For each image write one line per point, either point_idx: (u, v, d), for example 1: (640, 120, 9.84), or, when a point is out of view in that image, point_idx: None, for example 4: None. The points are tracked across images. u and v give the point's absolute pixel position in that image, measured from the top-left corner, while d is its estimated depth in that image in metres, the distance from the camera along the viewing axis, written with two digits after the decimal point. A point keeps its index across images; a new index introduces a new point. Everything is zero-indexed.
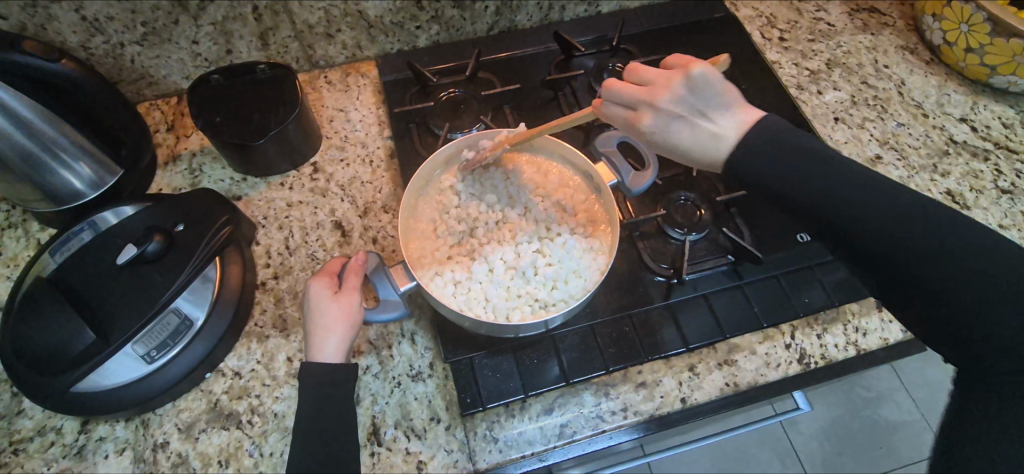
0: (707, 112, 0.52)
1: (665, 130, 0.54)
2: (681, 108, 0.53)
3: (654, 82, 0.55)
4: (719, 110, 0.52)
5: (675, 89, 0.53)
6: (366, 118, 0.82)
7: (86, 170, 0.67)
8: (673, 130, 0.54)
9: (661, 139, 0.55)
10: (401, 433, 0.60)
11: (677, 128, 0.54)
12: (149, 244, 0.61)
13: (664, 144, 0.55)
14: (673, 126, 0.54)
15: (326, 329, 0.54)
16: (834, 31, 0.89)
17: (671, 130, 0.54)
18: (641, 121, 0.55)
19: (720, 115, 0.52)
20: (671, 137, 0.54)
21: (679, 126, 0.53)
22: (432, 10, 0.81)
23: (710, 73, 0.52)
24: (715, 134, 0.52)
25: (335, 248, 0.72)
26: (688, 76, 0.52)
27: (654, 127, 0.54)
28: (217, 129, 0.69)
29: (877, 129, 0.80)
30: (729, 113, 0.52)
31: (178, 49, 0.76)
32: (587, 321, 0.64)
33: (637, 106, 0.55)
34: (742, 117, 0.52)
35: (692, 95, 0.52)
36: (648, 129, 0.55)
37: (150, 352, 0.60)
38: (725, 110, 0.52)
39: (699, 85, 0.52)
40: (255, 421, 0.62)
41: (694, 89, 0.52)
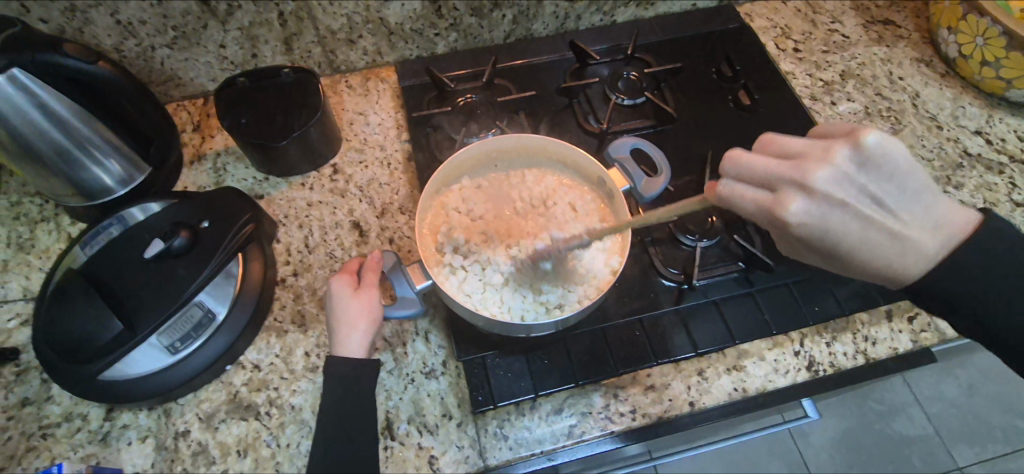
0: (881, 199, 0.48)
1: (834, 217, 0.48)
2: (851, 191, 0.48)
3: (800, 155, 0.49)
4: (901, 202, 0.49)
5: (840, 166, 0.47)
6: (385, 122, 0.84)
7: (117, 168, 0.70)
8: (836, 218, 0.48)
9: (825, 229, 0.48)
10: (414, 428, 0.61)
11: (839, 216, 0.48)
12: (176, 239, 0.63)
13: (825, 234, 0.49)
14: (833, 214, 0.48)
15: (349, 325, 0.56)
16: (848, 43, 0.90)
17: (836, 218, 0.48)
18: (792, 205, 0.47)
19: (897, 202, 0.49)
20: (834, 227, 0.49)
21: (840, 213, 0.48)
22: (450, 18, 0.83)
23: (885, 145, 0.47)
24: (894, 232, 0.49)
25: (353, 247, 0.74)
26: (858, 150, 0.47)
27: (818, 213, 0.48)
28: (243, 130, 0.72)
29: None
30: (907, 197, 0.49)
31: (206, 52, 0.79)
32: (598, 324, 0.65)
33: (780, 185, 0.49)
34: (920, 208, 0.50)
35: (860, 175, 0.48)
36: (802, 216, 0.48)
37: (174, 344, 0.63)
38: (902, 196, 0.49)
39: (875, 162, 0.47)
40: (273, 413, 0.64)
41: (868, 165, 0.47)
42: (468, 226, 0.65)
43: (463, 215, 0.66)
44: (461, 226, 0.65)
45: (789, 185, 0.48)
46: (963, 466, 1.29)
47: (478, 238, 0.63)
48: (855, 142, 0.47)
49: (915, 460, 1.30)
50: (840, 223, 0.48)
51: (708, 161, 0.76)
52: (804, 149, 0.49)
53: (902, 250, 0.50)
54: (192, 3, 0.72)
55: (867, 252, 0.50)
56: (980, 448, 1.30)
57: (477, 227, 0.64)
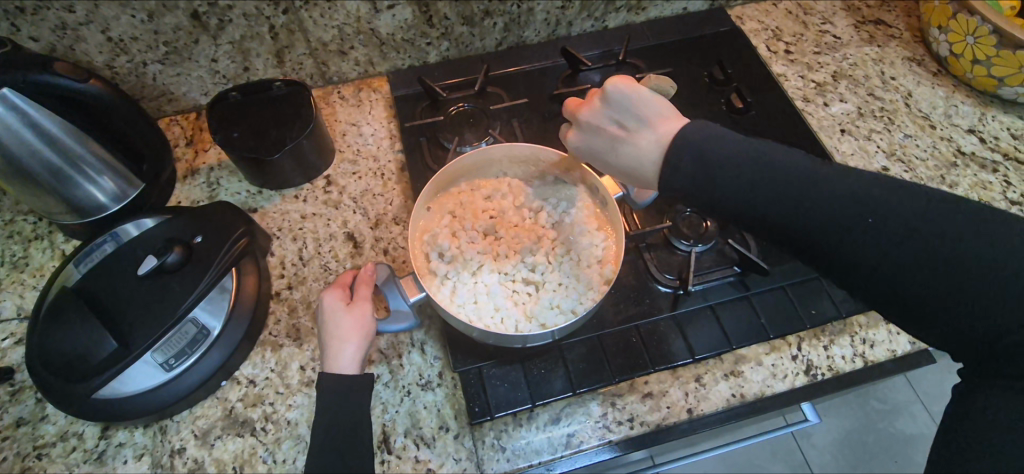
0: (621, 121, 0.54)
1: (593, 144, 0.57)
2: (601, 118, 0.55)
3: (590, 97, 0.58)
4: (634, 122, 0.53)
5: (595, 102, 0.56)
6: (378, 132, 0.84)
7: (109, 184, 0.70)
8: (597, 144, 0.56)
9: (590, 153, 0.58)
10: (411, 441, 0.61)
11: (599, 139, 0.56)
12: (169, 255, 0.63)
13: (595, 158, 0.57)
14: (594, 136, 0.57)
15: (341, 339, 0.56)
16: (840, 43, 0.90)
17: (598, 143, 0.56)
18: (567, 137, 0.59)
19: (631, 122, 0.53)
20: (594, 153, 0.57)
21: (600, 137, 0.56)
22: (442, 27, 0.83)
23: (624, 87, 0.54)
24: (633, 142, 0.53)
25: (347, 259, 0.73)
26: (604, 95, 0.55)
27: (580, 139, 0.58)
28: (235, 144, 0.71)
29: (884, 140, 0.81)
30: (641, 117, 0.53)
31: (198, 67, 0.79)
32: (594, 332, 0.65)
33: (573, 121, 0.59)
34: (647, 125, 0.52)
35: (606, 109, 0.55)
36: (574, 142, 0.58)
37: (169, 360, 0.62)
38: (638, 119, 0.53)
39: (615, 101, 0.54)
40: (269, 429, 0.64)
41: (609, 102, 0.54)
42: (451, 229, 0.65)
43: (451, 213, 0.67)
44: (445, 230, 0.64)
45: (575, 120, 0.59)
46: None
47: (464, 244, 0.63)
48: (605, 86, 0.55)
49: (919, 458, 1.29)
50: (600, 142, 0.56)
51: None
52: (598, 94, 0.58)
53: (616, 157, 0.54)
54: (182, 18, 0.72)
55: (619, 166, 0.55)
56: None
57: (461, 232, 0.64)
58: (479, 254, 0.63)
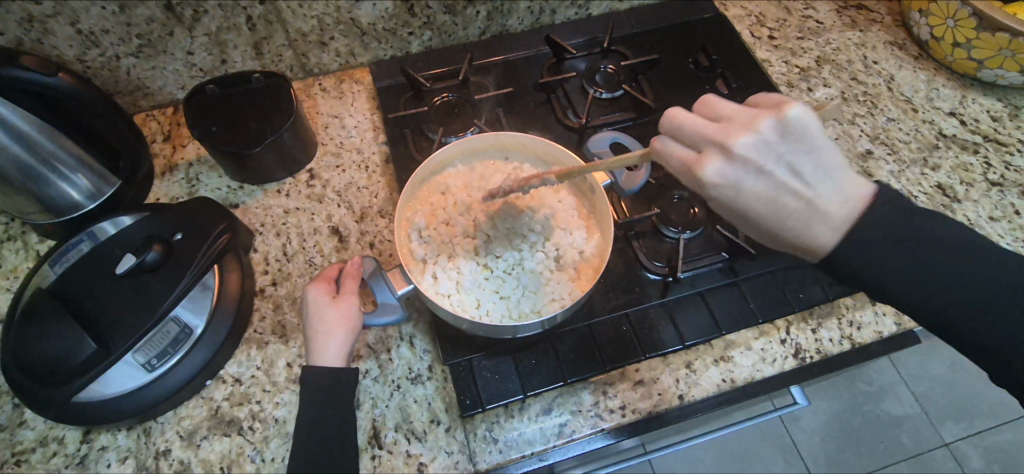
0: (795, 170, 0.49)
1: (795, 164, 0.49)
2: (771, 166, 0.48)
3: (731, 117, 0.50)
4: (817, 175, 0.49)
5: (762, 136, 0.48)
6: (361, 124, 0.83)
7: (84, 182, 0.68)
8: (751, 186, 0.49)
9: (743, 184, 0.49)
10: (401, 436, 0.60)
11: (754, 181, 0.49)
12: (148, 253, 0.62)
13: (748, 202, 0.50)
14: (746, 179, 0.49)
15: (325, 335, 0.54)
16: (822, 28, 0.90)
17: (748, 184, 0.49)
18: (707, 164, 0.49)
19: (800, 180, 0.49)
20: (747, 193, 0.50)
21: (756, 179, 0.49)
22: (424, 16, 0.82)
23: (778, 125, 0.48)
24: (796, 208, 0.50)
25: (333, 254, 0.72)
26: (781, 120, 0.48)
27: (740, 175, 0.49)
28: (214, 138, 0.70)
29: (868, 124, 0.81)
30: (822, 183, 0.49)
31: (173, 60, 0.77)
32: (585, 321, 0.64)
33: (704, 145, 0.50)
34: (834, 183, 0.50)
35: (780, 143, 0.48)
36: (714, 176, 0.49)
37: (151, 361, 0.61)
38: (817, 169, 0.49)
39: (796, 133, 0.48)
40: (256, 428, 0.63)
41: (788, 134, 0.48)
42: (432, 208, 0.64)
43: (439, 192, 0.66)
44: (426, 210, 0.64)
45: (711, 144, 0.49)
46: (950, 442, 1.32)
47: (442, 225, 0.62)
48: (779, 115, 0.48)
49: (904, 438, 1.32)
50: (744, 187, 0.49)
51: None
52: (737, 116, 0.50)
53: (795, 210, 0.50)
54: (155, 9, 0.70)
55: (777, 215, 0.50)
56: (965, 424, 1.33)
57: (438, 211, 0.63)
58: (466, 237, 0.62)
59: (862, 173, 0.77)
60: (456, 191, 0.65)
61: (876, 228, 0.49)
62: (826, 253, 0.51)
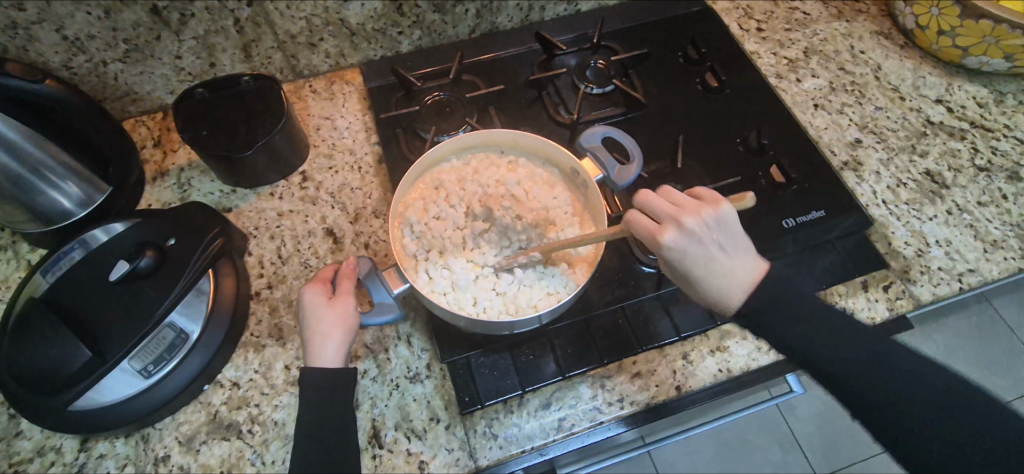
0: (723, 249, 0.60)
1: (723, 237, 0.60)
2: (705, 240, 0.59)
3: (686, 205, 0.61)
4: (737, 252, 0.61)
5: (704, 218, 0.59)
6: (353, 125, 0.82)
7: (74, 189, 0.67)
8: (693, 252, 0.60)
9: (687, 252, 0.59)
10: (401, 435, 0.60)
11: (695, 250, 0.60)
12: (141, 260, 0.61)
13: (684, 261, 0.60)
14: (690, 245, 0.60)
15: (323, 335, 0.54)
16: (809, 19, 0.91)
17: (692, 252, 0.60)
18: (665, 234, 0.59)
19: (725, 253, 0.60)
20: (690, 258, 0.60)
21: (697, 248, 0.60)
22: (413, 16, 0.82)
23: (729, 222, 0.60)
24: (721, 274, 0.61)
25: (328, 255, 0.72)
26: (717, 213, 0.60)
27: (679, 247, 0.60)
28: (204, 143, 0.69)
29: (856, 114, 0.82)
30: (738, 258, 0.61)
31: (161, 65, 0.77)
32: (582, 315, 0.65)
33: (663, 220, 0.60)
34: (747, 259, 0.62)
35: (712, 227, 0.60)
36: (671, 243, 0.59)
37: (148, 367, 0.61)
38: (737, 248, 0.61)
39: (723, 223, 0.60)
40: (255, 431, 0.63)
41: (718, 222, 0.60)
42: (424, 204, 0.63)
43: (432, 188, 0.65)
44: (418, 205, 0.63)
45: (666, 220, 0.60)
46: None
47: (433, 220, 0.61)
48: (716, 208, 0.60)
49: None
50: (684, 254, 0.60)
51: (678, 145, 0.76)
52: (688, 204, 0.61)
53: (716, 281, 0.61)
54: (142, 13, 0.69)
55: (711, 279, 0.61)
56: None
57: (430, 207, 0.62)
58: (461, 233, 0.61)
59: (851, 162, 0.78)
60: (451, 186, 0.64)
61: (802, 305, 0.61)
62: (758, 320, 0.62)
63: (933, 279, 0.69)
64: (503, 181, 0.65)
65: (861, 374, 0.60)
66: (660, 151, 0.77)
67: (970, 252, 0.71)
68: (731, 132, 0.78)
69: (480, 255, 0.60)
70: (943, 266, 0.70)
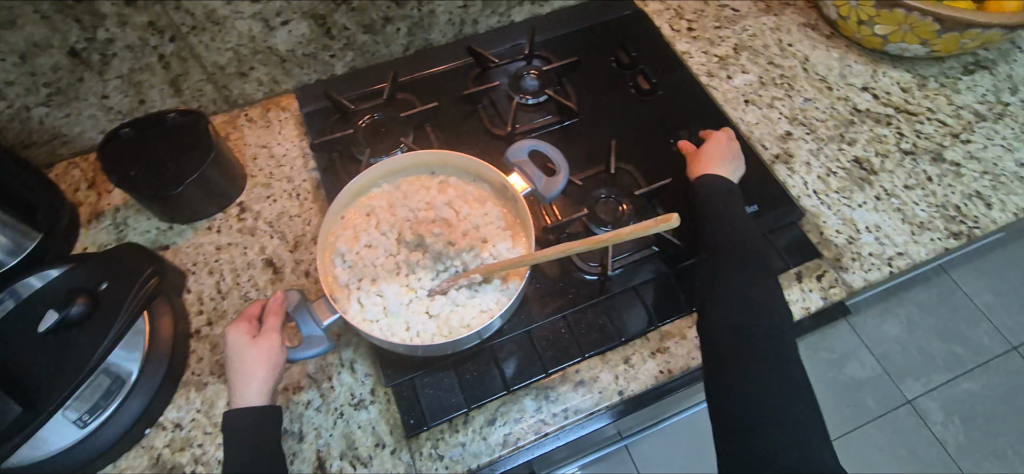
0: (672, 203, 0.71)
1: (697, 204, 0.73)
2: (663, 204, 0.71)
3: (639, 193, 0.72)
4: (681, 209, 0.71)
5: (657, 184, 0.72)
6: (290, 152, 0.82)
7: (0, 238, 0.66)
8: (639, 275, 0.68)
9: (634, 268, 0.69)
10: (347, 463, 0.60)
11: (639, 273, 0.68)
12: (72, 307, 0.61)
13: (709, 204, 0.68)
14: (634, 268, 0.69)
15: (246, 374, 0.53)
16: (739, 16, 0.92)
17: (638, 276, 0.68)
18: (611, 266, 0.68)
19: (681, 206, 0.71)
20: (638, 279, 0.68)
21: (640, 271, 0.69)
22: (343, 38, 0.82)
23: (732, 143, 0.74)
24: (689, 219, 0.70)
25: (268, 286, 0.72)
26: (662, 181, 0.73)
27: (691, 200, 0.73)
28: (131, 183, 0.68)
29: (786, 106, 0.83)
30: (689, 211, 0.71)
31: (88, 106, 0.76)
32: (524, 328, 0.65)
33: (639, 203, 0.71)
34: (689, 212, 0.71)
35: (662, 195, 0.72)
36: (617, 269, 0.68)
37: (83, 416, 0.60)
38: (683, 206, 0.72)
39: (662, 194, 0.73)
40: (199, 471, 0.62)
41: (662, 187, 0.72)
42: (355, 232, 0.63)
43: (364, 213, 0.65)
44: (348, 234, 0.63)
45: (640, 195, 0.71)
46: (912, 398, 1.36)
47: (364, 248, 0.61)
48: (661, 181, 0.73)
49: (869, 399, 1.37)
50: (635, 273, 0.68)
51: (611, 149, 0.76)
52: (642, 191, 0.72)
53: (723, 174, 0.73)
54: (59, 56, 0.68)
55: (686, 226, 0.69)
56: (926, 380, 1.37)
57: (360, 235, 0.62)
58: (391, 260, 0.60)
59: (782, 154, 0.79)
60: (381, 212, 0.64)
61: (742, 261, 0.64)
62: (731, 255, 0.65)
63: (864, 265, 0.71)
64: (434, 204, 0.64)
65: (746, 321, 0.61)
66: (595, 157, 0.78)
67: (899, 236, 0.73)
68: (664, 133, 0.79)
69: (411, 278, 0.59)
70: (874, 252, 0.72)
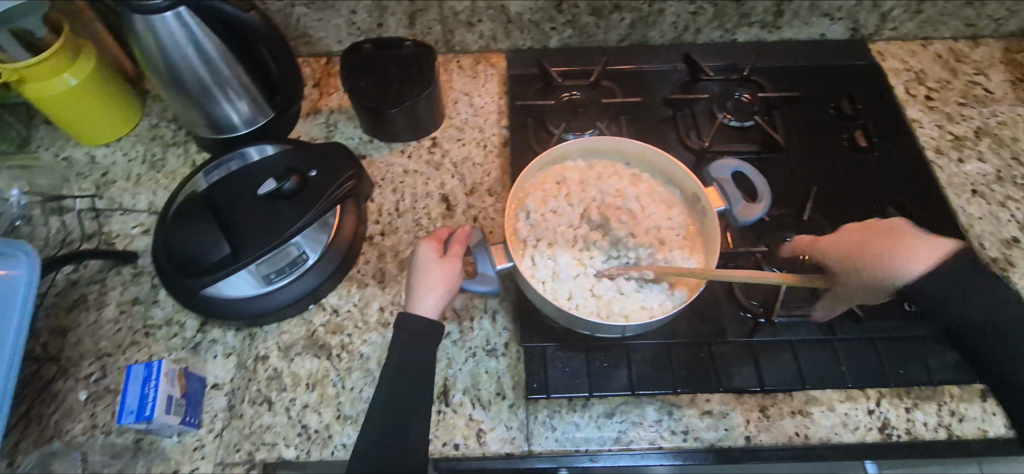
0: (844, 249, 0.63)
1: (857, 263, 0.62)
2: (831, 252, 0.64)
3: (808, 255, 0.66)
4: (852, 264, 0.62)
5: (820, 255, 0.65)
6: (487, 106, 0.87)
7: (244, 108, 0.78)
8: (798, 332, 0.65)
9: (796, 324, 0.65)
10: (468, 399, 0.63)
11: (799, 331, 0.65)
12: (286, 182, 0.69)
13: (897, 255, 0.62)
14: (795, 325, 0.65)
15: (427, 286, 0.58)
16: (990, 98, 0.83)
17: (796, 333, 0.65)
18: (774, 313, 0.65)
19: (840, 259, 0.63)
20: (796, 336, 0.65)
21: (801, 329, 0.65)
22: (570, 14, 0.85)
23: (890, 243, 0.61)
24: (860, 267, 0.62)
25: (439, 219, 0.77)
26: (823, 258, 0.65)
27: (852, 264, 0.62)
28: (360, 92, 0.77)
29: (1021, 211, 0.74)
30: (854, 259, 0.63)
31: (338, 16, 0.85)
32: (665, 339, 0.65)
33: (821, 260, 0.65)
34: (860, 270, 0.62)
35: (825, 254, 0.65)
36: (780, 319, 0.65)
37: (269, 275, 0.69)
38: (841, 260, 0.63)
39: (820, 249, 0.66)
40: (343, 357, 0.69)
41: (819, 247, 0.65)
42: (545, 195, 0.66)
43: (555, 181, 0.68)
44: (538, 194, 0.66)
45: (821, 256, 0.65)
46: None
47: (550, 212, 0.64)
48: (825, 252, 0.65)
49: None
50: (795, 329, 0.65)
51: (809, 196, 0.72)
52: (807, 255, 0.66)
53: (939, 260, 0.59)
54: None
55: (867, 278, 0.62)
56: None
57: (549, 199, 0.65)
58: (572, 231, 0.63)
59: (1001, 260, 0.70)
60: (572, 185, 0.66)
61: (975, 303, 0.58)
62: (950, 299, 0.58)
63: None
64: (624, 193, 0.66)
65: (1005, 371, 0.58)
66: (786, 198, 0.74)
67: None
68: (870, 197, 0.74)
69: (585, 255, 0.62)
70: None
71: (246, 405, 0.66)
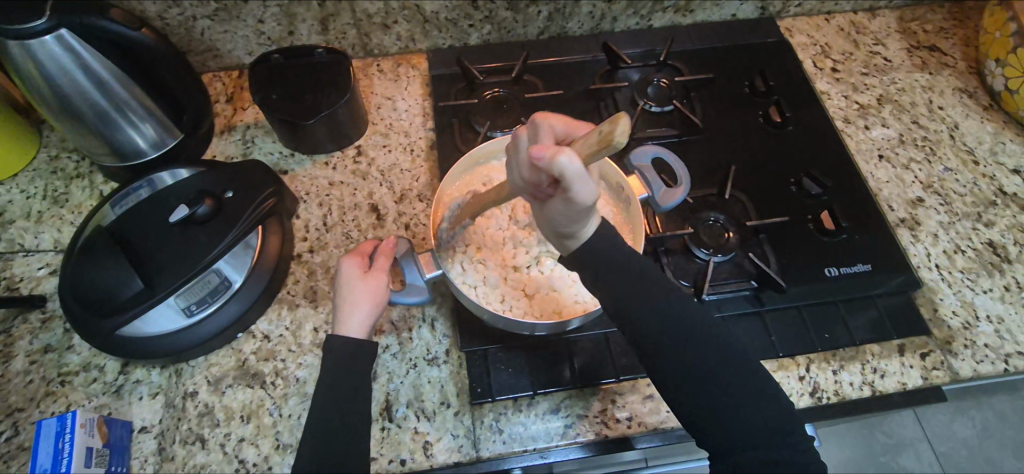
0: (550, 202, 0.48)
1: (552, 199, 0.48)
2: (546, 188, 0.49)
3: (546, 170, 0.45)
4: (566, 218, 0.49)
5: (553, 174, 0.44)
6: (411, 109, 0.85)
7: (150, 131, 0.72)
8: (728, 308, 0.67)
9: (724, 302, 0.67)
10: (411, 412, 0.62)
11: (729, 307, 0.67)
12: (200, 207, 0.65)
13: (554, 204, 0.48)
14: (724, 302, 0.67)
15: (352, 304, 0.57)
16: (889, 66, 0.87)
17: (726, 308, 0.67)
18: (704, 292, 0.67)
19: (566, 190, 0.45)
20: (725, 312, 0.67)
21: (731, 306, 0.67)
22: (486, 10, 0.84)
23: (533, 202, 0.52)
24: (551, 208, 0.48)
25: (369, 230, 0.75)
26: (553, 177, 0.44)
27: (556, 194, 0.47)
28: (272, 105, 0.73)
29: (922, 171, 0.79)
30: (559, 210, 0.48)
31: (245, 26, 0.81)
32: (604, 329, 0.65)
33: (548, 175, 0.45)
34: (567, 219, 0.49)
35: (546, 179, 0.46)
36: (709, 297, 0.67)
37: (190, 306, 0.65)
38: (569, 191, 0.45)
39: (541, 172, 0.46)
40: (278, 384, 0.66)
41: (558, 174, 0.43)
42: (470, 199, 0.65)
43: (480, 182, 0.68)
44: (464, 198, 0.66)
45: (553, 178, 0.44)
46: None
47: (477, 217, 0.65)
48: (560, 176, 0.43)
49: None
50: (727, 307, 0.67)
51: (729, 174, 0.74)
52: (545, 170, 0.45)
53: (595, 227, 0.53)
54: None
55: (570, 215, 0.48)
56: None
57: (475, 202, 0.65)
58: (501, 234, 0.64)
59: (908, 220, 0.75)
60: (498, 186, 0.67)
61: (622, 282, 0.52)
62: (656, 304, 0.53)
63: (976, 356, 0.66)
64: None
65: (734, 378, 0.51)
66: (710, 178, 0.76)
67: None
68: (787, 171, 0.77)
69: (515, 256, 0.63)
70: (990, 344, 0.67)
71: (176, 446, 0.63)
